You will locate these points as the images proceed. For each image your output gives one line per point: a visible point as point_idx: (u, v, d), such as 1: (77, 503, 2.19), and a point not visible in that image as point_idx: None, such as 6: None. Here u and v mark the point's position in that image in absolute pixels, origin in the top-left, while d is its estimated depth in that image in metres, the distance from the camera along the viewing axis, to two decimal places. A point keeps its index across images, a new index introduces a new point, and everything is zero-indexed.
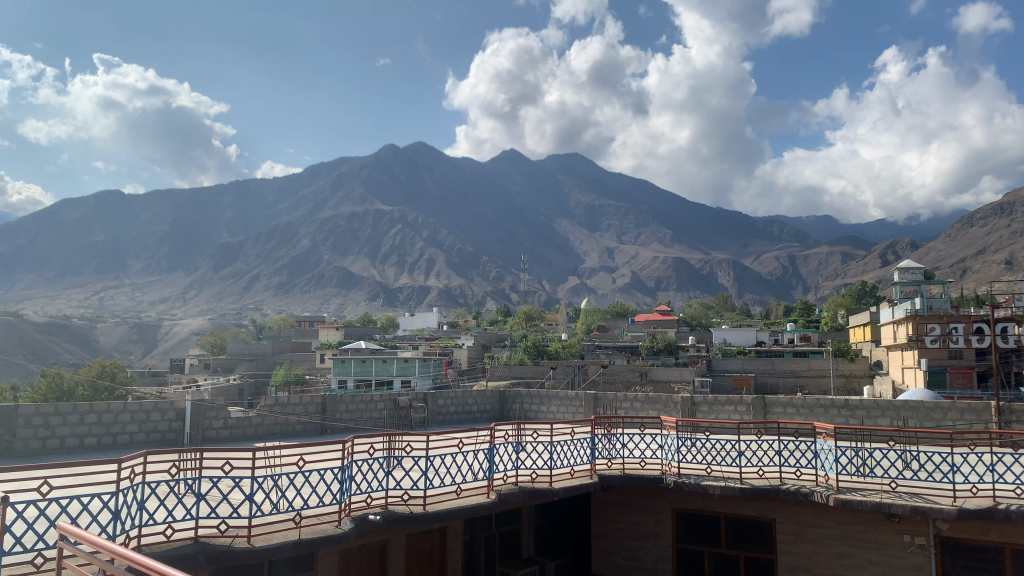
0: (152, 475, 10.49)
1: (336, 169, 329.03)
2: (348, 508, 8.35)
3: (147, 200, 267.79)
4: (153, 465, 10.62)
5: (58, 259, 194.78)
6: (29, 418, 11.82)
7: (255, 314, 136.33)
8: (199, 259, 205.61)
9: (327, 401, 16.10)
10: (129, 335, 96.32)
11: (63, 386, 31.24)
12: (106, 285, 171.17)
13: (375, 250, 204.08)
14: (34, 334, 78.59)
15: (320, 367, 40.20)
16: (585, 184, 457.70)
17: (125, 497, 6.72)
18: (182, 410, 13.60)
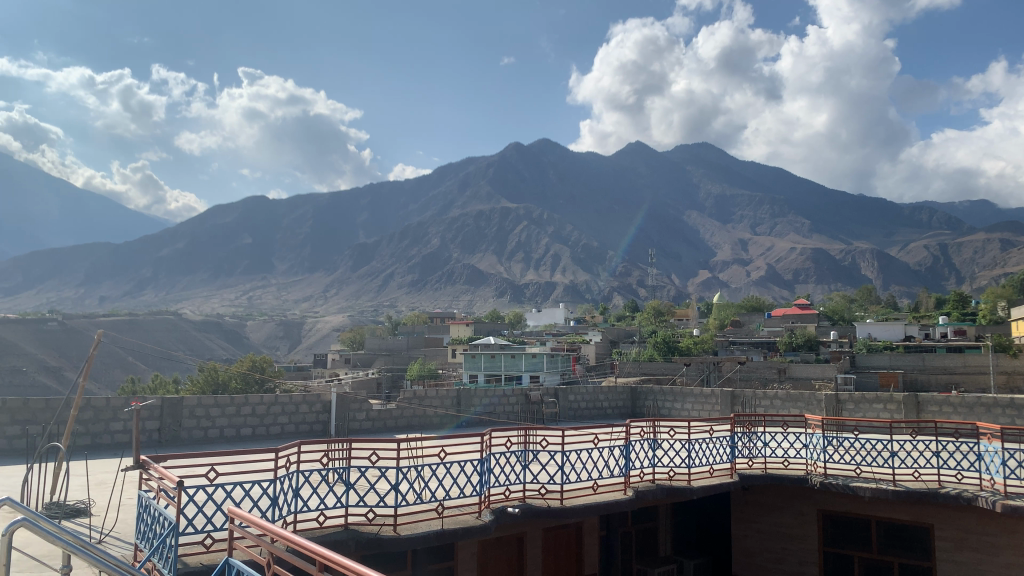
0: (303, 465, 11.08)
1: (463, 169, 335.37)
2: (488, 501, 8.51)
3: (289, 206, 282.59)
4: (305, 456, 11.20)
5: (211, 262, 208.48)
6: (192, 409, 12.71)
7: (391, 311, 140.94)
8: (336, 259, 214.66)
9: (462, 394, 16.48)
10: (275, 331, 101.81)
11: (219, 379, 33.59)
12: (254, 284, 181.74)
13: (502, 246, 206.21)
14: (191, 331, 84.71)
15: (452, 361, 41.01)
16: (714, 175, 444.99)
17: (280, 484, 7.05)
18: (328, 403, 14.30)
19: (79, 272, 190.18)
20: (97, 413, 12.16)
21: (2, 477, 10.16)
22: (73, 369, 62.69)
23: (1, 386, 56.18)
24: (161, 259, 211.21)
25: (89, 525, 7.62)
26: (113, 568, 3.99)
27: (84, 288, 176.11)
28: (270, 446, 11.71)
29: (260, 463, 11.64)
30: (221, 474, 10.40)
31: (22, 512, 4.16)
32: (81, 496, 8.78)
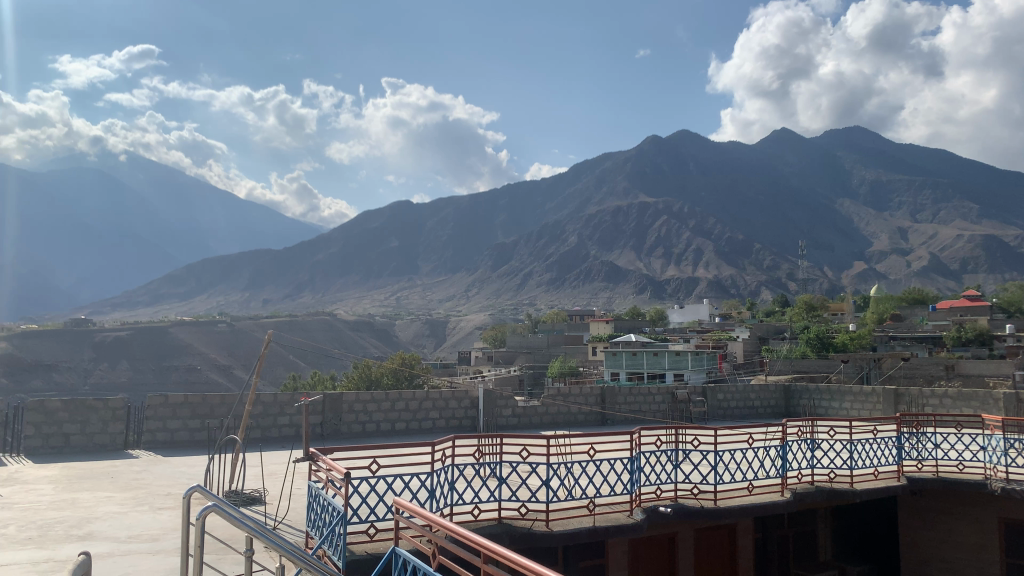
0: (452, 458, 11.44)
1: (600, 166, 333.77)
2: (638, 499, 8.38)
3: (432, 209, 291.52)
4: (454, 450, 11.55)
5: (360, 265, 218.08)
6: (350, 405, 13.39)
7: (530, 310, 141.55)
8: (478, 259, 218.88)
9: (606, 392, 16.47)
10: (421, 330, 105.06)
11: (371, 376, 35.18)
12: (401, 285, 188.66)
13: (642, 239, 202.29)
14: (345, 330, 89.24)
15: (593, 360, 40.93)
16: (869, 160, 418.83)
17: (437, 479, 7.25)
18: (476, 400, 14.64)
19: (243, 277, 204.19)
20: (266, 408, 13.05)
21: (188, 467, 11.08)
22: (241, 367, 67.62)
23: (181, 382, 61.36)
24: (315, 262, 223.27)
25: (264, 513, 8.18)
26: (296, 561, 4.21)
27: (249, 293, 189.39)
28: (420, 443, 12.17)
29: (417, 458, 12.24)
30: (382, 470, 10.88)
31: (213, 500, 4.46)
32: (256, 485, 9.44)
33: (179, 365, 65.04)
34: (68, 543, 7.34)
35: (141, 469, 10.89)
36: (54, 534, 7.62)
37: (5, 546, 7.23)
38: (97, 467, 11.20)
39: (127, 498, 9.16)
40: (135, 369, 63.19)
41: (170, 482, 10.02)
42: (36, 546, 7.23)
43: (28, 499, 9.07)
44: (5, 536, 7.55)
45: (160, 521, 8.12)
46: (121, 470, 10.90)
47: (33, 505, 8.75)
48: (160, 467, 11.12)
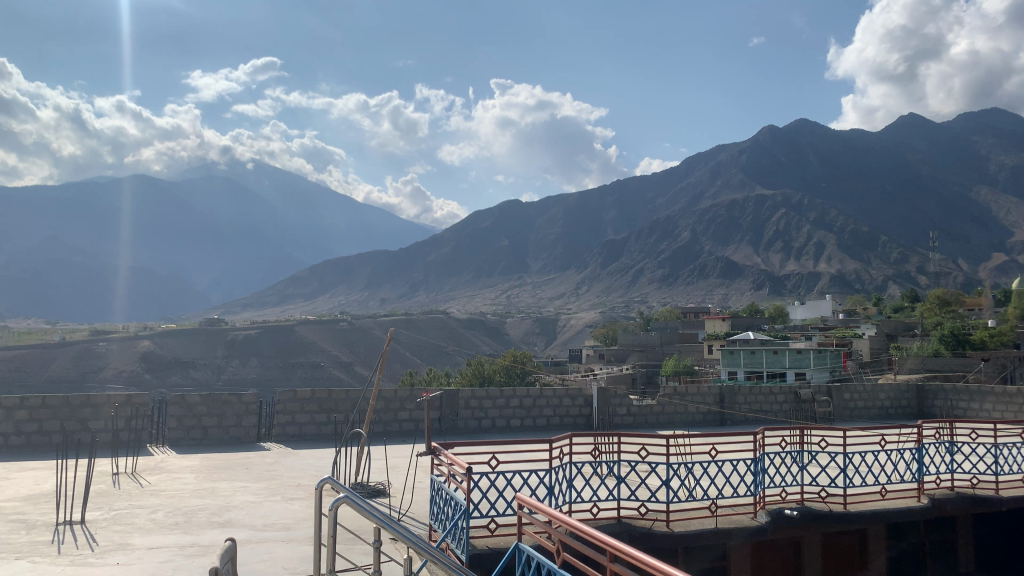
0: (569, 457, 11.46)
1: (712, 158, 324.88)
2: (763, 500, 8.17)
3: (541, 206, 291.52)
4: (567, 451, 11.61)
5: (471, 262, 220.61)
6: (466, 401, 13.76)
7: (642, 309, 138.93)
8: (587, 255, 217.31)
9: (726, 392, 16.06)
10: (533, 328, 104.97)
11: (485, 373, 35.61)
12: (512, 284, 189.82)
13: (757, 231, 194.83)
14: (459, 328, 90.59)
15: (708, 359, 39.84)
16: (1010, 143, 388.25)
17: (556, 475, 7.26)
18: (590, 397, 14.65)
19: (360, 278, 210.97)
20: (387, 402, 13.46)
21: (315, 459, 11.61)
22: (362, 363, 69.85)
23: (305, 378, 64.07)
24: (428, 259, 227.66)
25: (389, 504, 8.45)
26: (420, 551, 4.14)
27: (367, 292, 194.88)
28: (535, 439, 12.31)
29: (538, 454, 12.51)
30: (502, 466, 11.04)
31: (344, 491, 4.56)
32: (381, 477, 9.77)
33: (304, 362, 67.85)
34: (210, 528, 7.82)
35: (274, 461, 11.49)
36: (197, 520, 8.13)
37: (159, 529, 7.80)
38: (233, 458, 11.90)
39: (261, 488, 9.64)
40: (264, 366, 66.38)
41: (300, 473, 10.53)
42: (182, 530, 7.74)
43: (174, 487, 9.72)
44: (156, 520, 8.12)
45: (292, 510, 8.50)
46: (255, 461, 11.51)
47: (178, 492, 9.38)
48: (290, 458, 11.70)
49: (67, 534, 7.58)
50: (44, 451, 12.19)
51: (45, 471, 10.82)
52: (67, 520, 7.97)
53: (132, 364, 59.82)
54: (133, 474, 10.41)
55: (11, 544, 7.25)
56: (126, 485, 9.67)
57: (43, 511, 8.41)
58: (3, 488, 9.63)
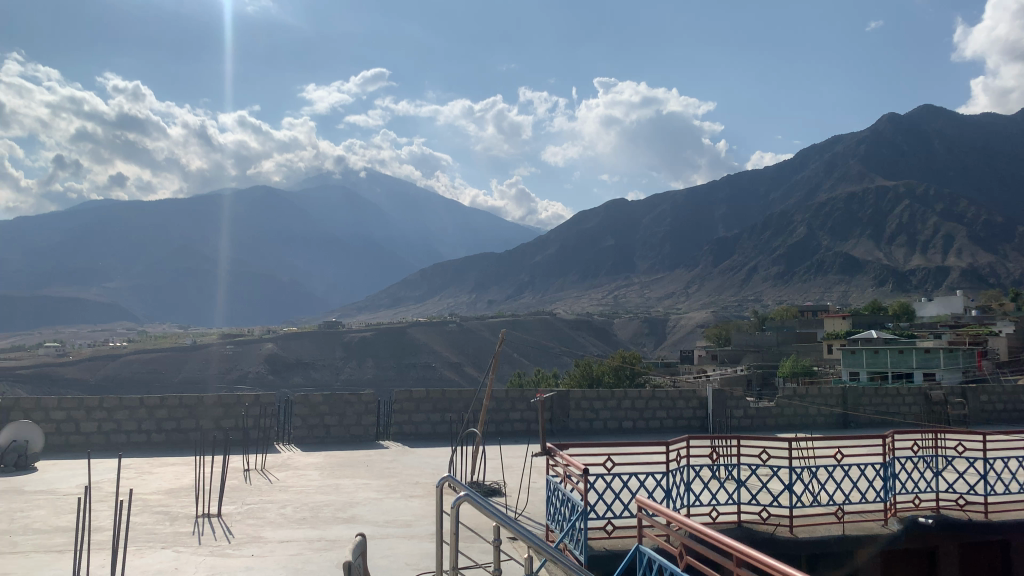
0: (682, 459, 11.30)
1: (828, 149, 310.70)
2: (894, 509, 7.78)
3: (648, 203, 286.96)
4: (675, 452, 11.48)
5: (578, 260, 219.45)
6: (579, 401, 13.87)
7: (756, 306, 134.63)
8: (697, 252, 212.14)
9: (849, 393, 15.43)
10: (641, 328, 103.25)
11: (594, 374, 35.48)
12: (619, 284, 187.78)
13: (879, 220, 184.42)
14: (566, 329, 90.38)
15: (829, 359, 38.19)
16: None
17: (673, 478, 7.11)
18: (705, 398, 14.42)
19: (469, 279, 214.05)
20: (499, 403, 13.69)
21: (432, 457, 11.88)
22: (471, 364, 70.64)
23: (418, 378, 65.55)
24: (534, 259, 227.94)
25: (506, 504, 8.58)
26: (542, 550, 4.04)
27: (475, 294, 196.81)
28: (646, 445, 12.21)
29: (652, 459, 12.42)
30: (618, 470, 10.94)
31: (465, 491, 4.51)
32: (496, 478, 9.92)
33: (416, 362, 69.38)
34: (337, 523, 8.13)
35: (392, 459, 11.82)
36: (323, 516, 8.46)
37: (287, 523, 8.16)
38: (355, 456, 12.31)
39: (381, 485, 9.95)
40: (379, 366, 68.33)
41: (419, 471, 10.82)
42: (309, 525, 8.07)
43: (300, 483, 10.16)
44: (286, 515, 8.51)
45: (413, 508, 8.73)
46: (374, 459, 11.87)
47: (306, 488, 9.81)
48: (408, 456, 12.02)
49: (207, 526, 8.07)
50: (185, 447, 13.07)
51: (185, 465, 11.60)
52: (206, 513, 8.50)
53: (257, 365, 63.01)
54: (262, 470, 10.98)
55: (158, 534, 7.78)
56: (257, 482, 10.16)
57: (184, 504, 8.99)
58: (151, 480, 10.38)
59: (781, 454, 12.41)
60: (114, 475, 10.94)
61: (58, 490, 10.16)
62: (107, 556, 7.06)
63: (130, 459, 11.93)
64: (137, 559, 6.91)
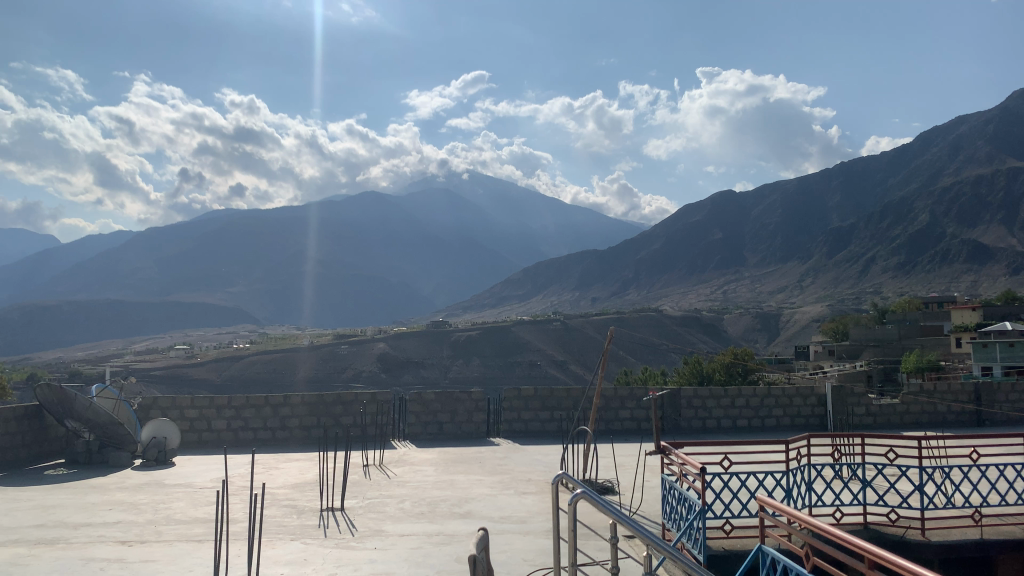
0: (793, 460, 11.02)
1: (954, 128, 290.84)
2: None
3: (757, 194, 277.59)
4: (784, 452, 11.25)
5: (683, 252, 214.73)
6: (689, 400, 13.71)
7: (875, 300, 127.64)
8: (809, 242, 203.51)
9: (983, 388, 14.59)
10: (753, 324, 99.75)
11: (704, 371, 34.79)
12: (728, 279, 182.38)
13: (1012, 204, 171.23)
14: (673, 325, 88.62)
15: (958, 354, 35.94)
16: None
17: (795, 477, 6.86)
18: (824, 395, 14.03)
19: (572, 276, 213.55)
20: (609, 401, 13.68)
21: (543, 455, 11.97)
22: (577, 362, 70.44)
23: (525, 377, 65.92)
24: (639, 252, 224.17)
25: (620, 503, 8.56)
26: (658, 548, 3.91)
27: (579, 293, 196.10)
28: (761, 448, 11.91)
29: (768, 457, 12.18)
30: (734, 467, 10.72)
31: (581, 486, 4.44)
32: (610, 475, 9.93)
33: (521, 360, 69.80)
34: (453, 518, 8.31)
35: (502, 456, 11.98)
36: (440, 510, 8.67)
37: (407, 518, 8.42)
38: (467, 453, 12.53)
39: (495, 482, 10.12)
40: (486, 364, 69.16)
41: (530, 468, 10.94)
42: (427, 520, 8.30)
43: (415, 478, 10.46)
44: (404, 509, 8.77)
45: (528, 504, 8.85)
46: (486, 455, 12.08)
47: (422, 483, 10.07)
48: (518, 453, 12.16)
49: (331, 519, 8.42)
50: (309, 443, 13.69)
51: (308, 461, 12.12)
52: (330, 507, 8.87)
53: (370, 364, 65.10)
54: (380, 466, 11.36)
55: (287, 526, 8.18)
56: (377, 477, 10.54)
57: (310, 498, 9.42)
58: (279, 475, 10.95)
59: (908, 453, 11.89)
60: (245, 469, 11.59)
61: (195, 484, 10.84)
62: (243, 546, 7.52)
63: (259, 453, 12.65)
64: (267, 549, 7.30)
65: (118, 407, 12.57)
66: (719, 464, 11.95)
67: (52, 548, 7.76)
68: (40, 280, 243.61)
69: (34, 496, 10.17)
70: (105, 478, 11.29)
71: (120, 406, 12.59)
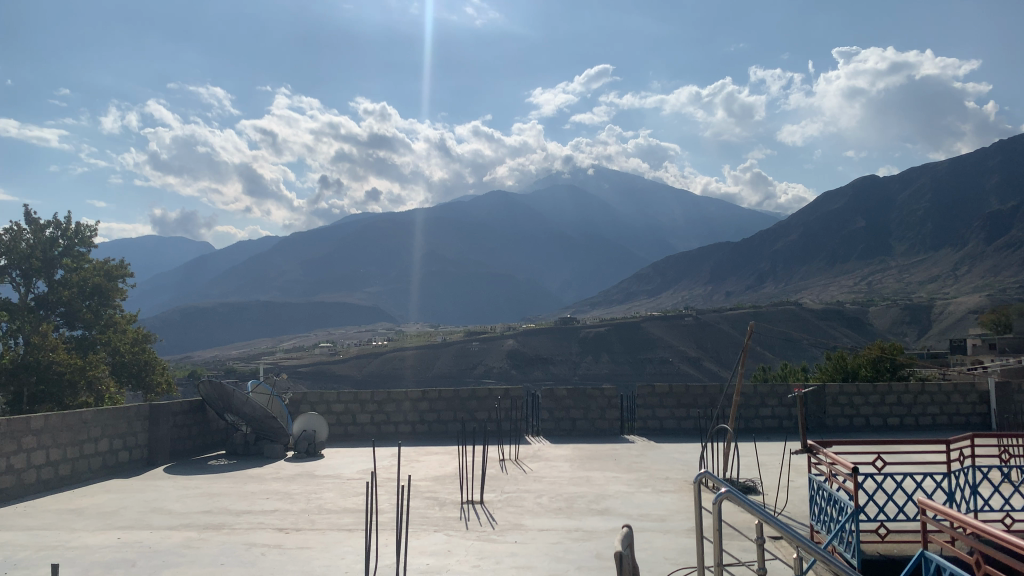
0: (942, 465, 10.37)
1: None
2: None
3: (905, 178, 259.13)
4: (936, 457, 10.65)
5: (823, 237, 203.56)
6: (836, 396, 13.12)
7: None
8: (964, 222, 187.61)
9: None
10: (901, 317, 93.15)
11: (848, 367, 33.09)
12: (873, 267, 171.26)
13: None
14: (813, 319, 84.35)
15: None
16: None
17: (957, 481, 6.42)
18: (985, 394, 13.24)
19: (704, 271, 208.03)
20: (749, 398, 13.28)
21: (680, 454, 11.79)
22: (710, 358, 68.56)
23: (657, 374, 65.04)
24: (776, 242, 214.73)
25: (764, 503, 8.32)
26: (805, 549, 3.72)
27: (712, 287, 190.83)
28: (912, 450, 11.35)
29: (924, 457, 11.45)
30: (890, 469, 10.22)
31: (726, 485, 4.30)
32: (753, 475, 9.67)
33: (652, 357, 68.61)
34: (590, 515, 8.32)
35: (639, 453, 11.90)
36: (577, 506, 8.69)
37: (545, 512, 8.50)
38: (602, 449, 12.53)
39: (632, 479, 10.04)
40: (616, 361, 68.51)
41: (668, 466, 10.83)
42: (565, 515, 8.35)
43: (551, 473, 10.55)
44: (542, 505, 8.87)
45: (667, 502, 8.72)
46: (622, 452, 12.04)
47: (558, 479, 10.15)
48: (655, 452, 12.02)
49: (472, 512, 8.63)
50: (446, 438, 14.08)
51: (448, 454, 12.49)
52: (470, 501, 9.09)
53: (501, 361, 66.31)
54: (516, 461, 11.52)
55: (431, 519, 8.45)
56: (512, 472, 10.70)
57: (451, 491, 9.69)
58: (421, 468, 11.33)
59: None
60: (390, 462, 12.09)
61: (344, 475, 11.42)
62: (392, 536, 7.84)
63: (401, 447, 13.13)
64: (413, 540, 7.56)
65: (272, 402, 13.37)
66: (873, 464, 11.41)
67: (217, 533, 8.37)
68: (199, 284, 263.56)
69: (202, 485, 11.01)
70: (263, 468, 12.08)
71: (274, 402, 13.40)
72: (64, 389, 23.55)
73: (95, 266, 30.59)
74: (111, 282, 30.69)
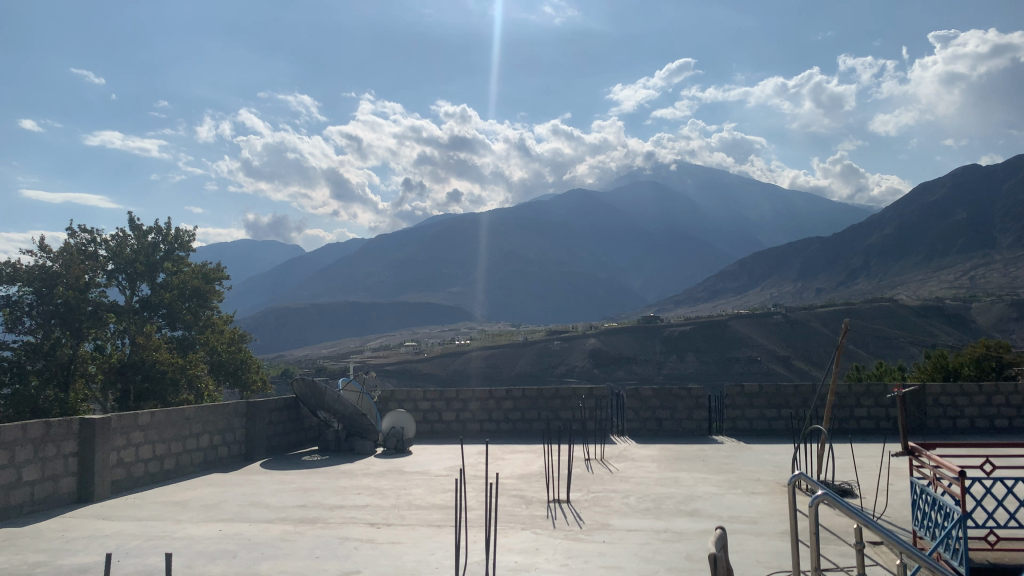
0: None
1: None
2: None
3: (1012, 164, 243.71)
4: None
5: (922, 225, 193.29)
6: (937, 396, 12.59)
7: None
8: None
9: None
10: (1009, 313, 87.52)
11: (949, 366, 31.56)
12: (977, 255, 161.24)
13: None
14: (911, 317, 80.35)
15: None
16: None
17: None
18: None
19: (793, 268, 201.49)
20: (844, 398, 12.85)
21: (772, 454, 11.51)
22: (799, 357, 66.38)
23: (744, 373, 63.52)
24: (871, 234, 205.34)
25: (863, 507, 8.03)
26: (906, 549, 3.59)
27: (801, 283, 184.53)
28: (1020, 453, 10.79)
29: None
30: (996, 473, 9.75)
31: (823, 487, 4.19)
32: (849, 477, 9.36)
33: (739, 356, 66.92)
34: (678, 516, 8.21)
35: (728, 454, 11.68)
36: (666, 507, 8.61)
37: (632, 513, 8.44)
38: (689, 449, 12.36)
39: (721, 481, 9.87)
40: (701, 361, 67.22)
41: (759, 467, 10.58)
42: (653, 516, 8.28)
43: (638, 473, 10.47)
44: (628, 504, 8.81)
45: (758, 504, 8.53)
46: (711, 453, 11.85)
47: (644, 479, 10.06)
48: (745, 452, 11.79)
49: (559, 512, 8.66)
50: (531, 436, 14.12)
51: (533, 453, 12.53)
52: (557, 499, 9.13)
53: (583, 360, 66.05)
54: (602, 460, 11.49)
55: (517, 516, 8.52)
56: (598, 471, 10.66)
57: (538, 490, 9.70)
58: (506, 466, 11.39)
59: None
60: (476, 460, 12.21)
61: (431, 471, 11.62)
62: (480, 534, 7.94)
63: (487, 445, 13.27)
64: (500, 538, 7.63)
65: (361, 399, 13.72)
66: (978, 468, 10.88)
67: (312, 528, 8.65)
68: (291, 286, 272.47)
69: (297, 479, 11.42)
70: (354, 464, 12.42)
71: (363, 399, 13.74)
72: (168, 387, 24.81)
73: (194, 269, 31.96)
74: (208, 284, 31.99)
